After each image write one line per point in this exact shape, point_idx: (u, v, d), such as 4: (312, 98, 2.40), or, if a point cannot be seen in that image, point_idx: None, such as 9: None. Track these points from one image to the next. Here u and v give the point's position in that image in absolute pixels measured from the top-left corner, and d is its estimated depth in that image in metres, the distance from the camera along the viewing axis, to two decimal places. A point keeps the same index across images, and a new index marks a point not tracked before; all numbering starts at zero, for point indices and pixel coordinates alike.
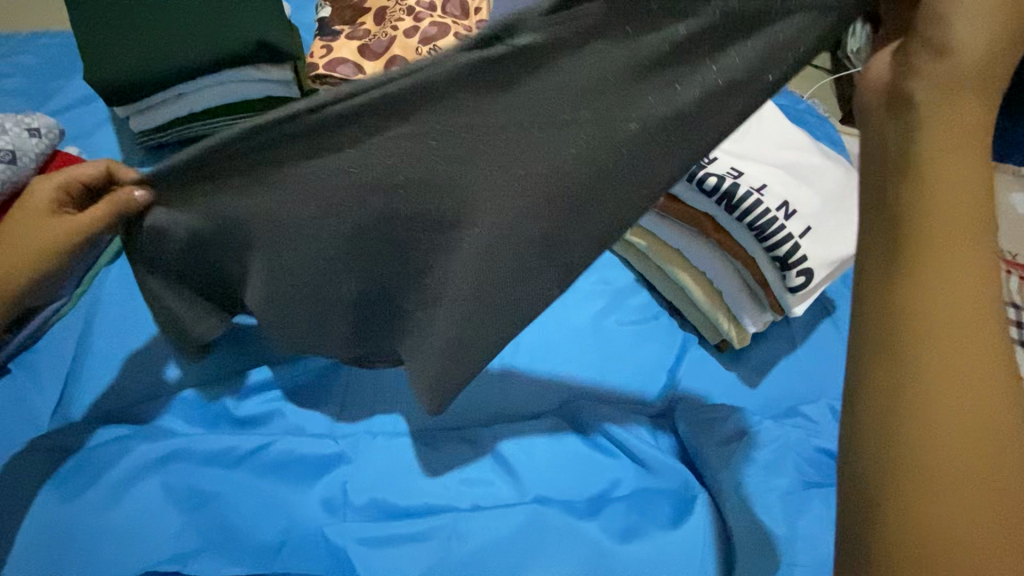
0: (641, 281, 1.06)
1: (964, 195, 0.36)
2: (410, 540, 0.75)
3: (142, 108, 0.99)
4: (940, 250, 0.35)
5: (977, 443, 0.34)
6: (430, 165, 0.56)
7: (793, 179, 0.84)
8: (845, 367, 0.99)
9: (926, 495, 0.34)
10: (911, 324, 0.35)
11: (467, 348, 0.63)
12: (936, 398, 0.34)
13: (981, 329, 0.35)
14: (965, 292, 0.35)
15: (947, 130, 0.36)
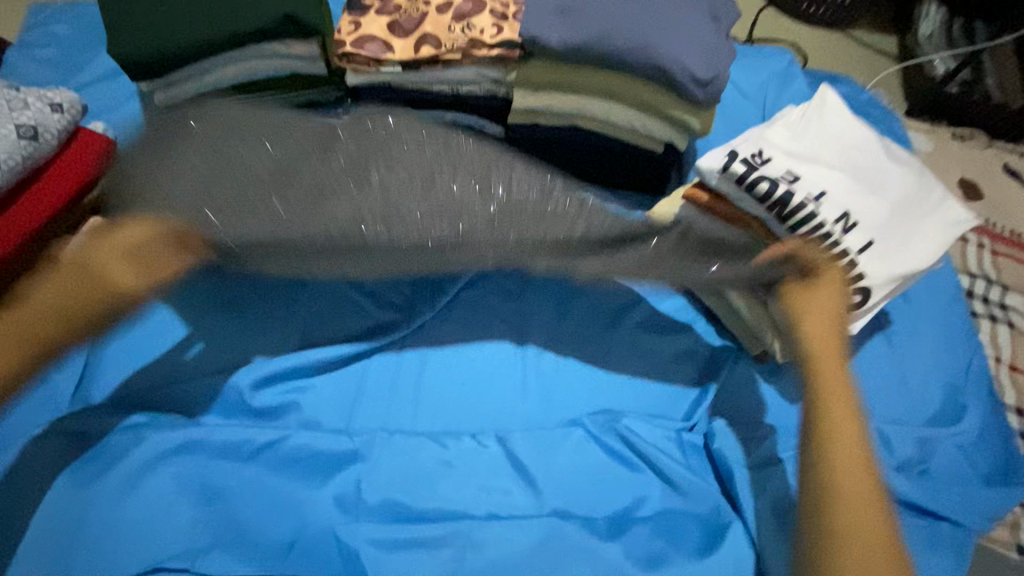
0: (677, 282, 0.99)
1: (834, 350, 0.66)
2: (424, 545, 0.73)
3: (169, 82, 0.96)
4: (821, 353, 0.66)
5: (859, 474, 0.58)
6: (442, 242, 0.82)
7: (858, 185, 0.76)
8: (896, 389, 0.92)
9: (835, 514, 0.57)
10: (818, 397, 0.63)
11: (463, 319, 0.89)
12: (834, 443, 0.60)
13: (850, 410, 0.62)
14: (841, 397, 0.62)
15: (821, 294, 0.69)
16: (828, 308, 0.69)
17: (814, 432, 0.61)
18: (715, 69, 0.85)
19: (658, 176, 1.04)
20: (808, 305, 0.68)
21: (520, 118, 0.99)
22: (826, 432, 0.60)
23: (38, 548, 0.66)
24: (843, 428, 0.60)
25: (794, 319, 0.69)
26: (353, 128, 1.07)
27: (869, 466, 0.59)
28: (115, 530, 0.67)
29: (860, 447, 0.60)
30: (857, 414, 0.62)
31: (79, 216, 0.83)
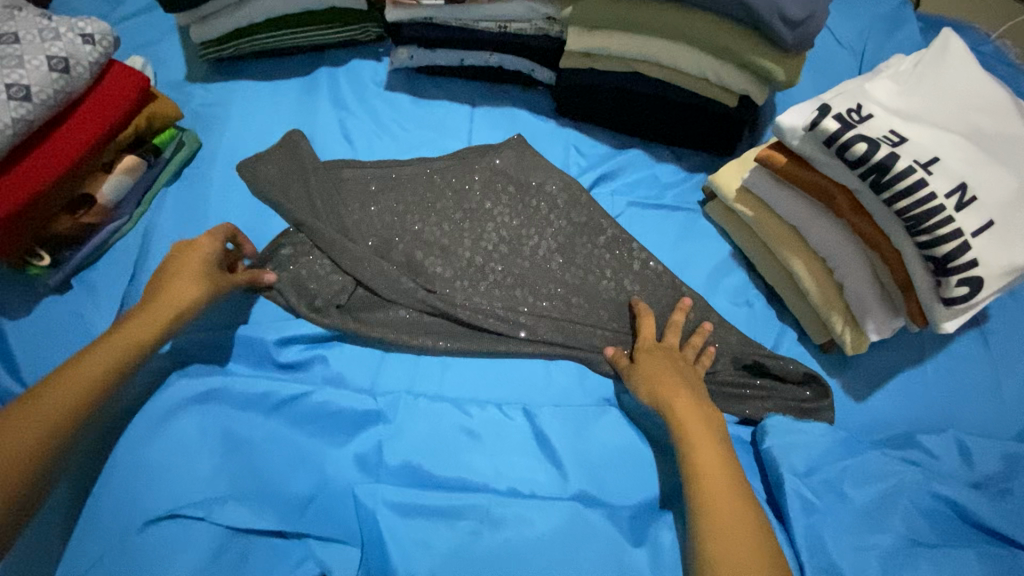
0: (738, 257, 0.91)
1: (690, 410, 0.71)
2: (443, 515, 0.70)
3: (203, 16, 0.90)
4: (667, 389, 0.73)
5: (733, 502, 0.63)
6: (490, 293, 0.86)
7: (979, 152, 0.62)
8: (982, 392, 0.81)
9: (723, 537, 0.60)
10: (710, 442, 0.68)
11: (507, 309, 0.84)
12: (723, 478, 0.65)
13: (714, 471, 0.65)
14: (695, 428, 0.69)
15: (657, 354, 0.78)
16: (679, 387, 0.74)
17: (695, 486, 0.65)
18: (812, 7, 0.71)
19: (728, 134, 0.92)
20: (656, 375, 0.75)
21: (577, 63, 0.88)
22: (708, 493, 0.64)
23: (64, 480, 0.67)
24: (712, 480, 0.65)
25: (662, 400, 0.73)
26: (394, 70, 1.00)
27: (756, 533, 0.61)
28: (142, 470, 0.68)
29: (735, 497, 0.64)
30: (738, 480, 0.65)
31: (113, 152, 0.81)
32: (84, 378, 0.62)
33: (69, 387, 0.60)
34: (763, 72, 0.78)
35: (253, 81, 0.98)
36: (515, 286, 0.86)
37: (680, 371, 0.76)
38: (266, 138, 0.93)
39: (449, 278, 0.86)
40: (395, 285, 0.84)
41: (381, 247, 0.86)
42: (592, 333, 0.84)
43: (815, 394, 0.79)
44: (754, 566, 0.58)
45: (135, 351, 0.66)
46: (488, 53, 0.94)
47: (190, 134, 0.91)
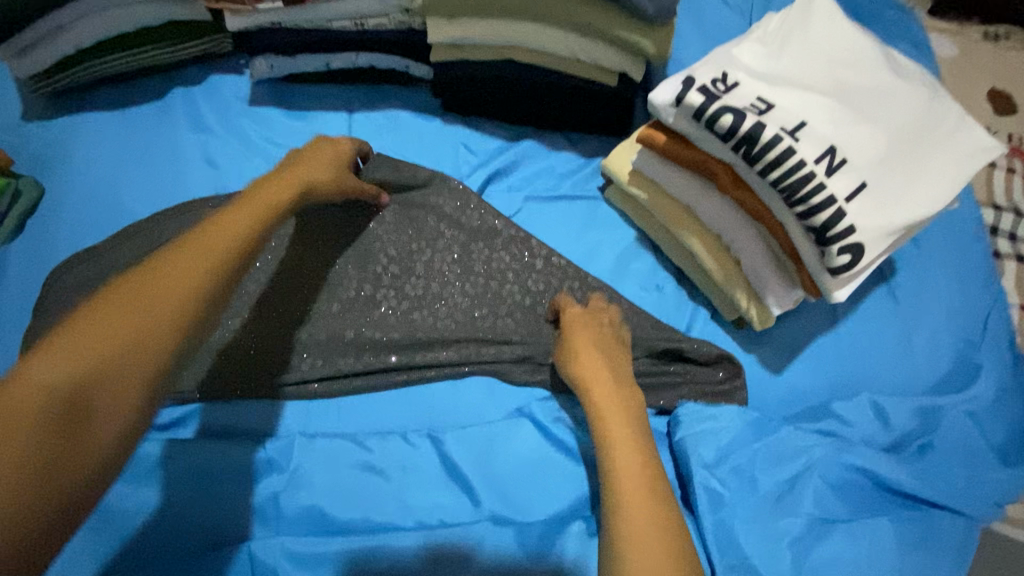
0: (644, 241, 0.87)
1: (603, 379, 0.67)
2: (345, 561, 0.65)
3: (20, 48, 0.80)
4: (588, 366, 0.69)
5: (643, 478, 0.56)
6: (393, 321, 0.80)
7: (847, 111, 0.59)
8: (895, 347, 0.80)
9: (630, 511, 0.53)
10: (627, 419, 0.63)
11: (409, 330, 0.79)
12: (638, 454, 0.59)
13: (623, 435, 0.60)
14: (610, 412, 0.64)
15: (583, 327, 0.73)
16: (598, 362, 0.69)
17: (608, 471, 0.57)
18: None
19: (619, 113, 0.88)
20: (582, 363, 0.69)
21: (445, 55, 0.82)
22: (619, 477, 0.56)
23: None
24: (621, 450, 0.59)
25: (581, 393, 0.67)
26: (258, 82, 0.92)
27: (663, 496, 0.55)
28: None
29: (648, 476, 0.56)
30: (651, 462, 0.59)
31: None
32: (168, 283, 0.48)
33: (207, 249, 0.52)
34: (634, 47, 0.73)
35: (98, 113, 0.88)
36: (414, 305, 0.81)
37: (604, 339, 0.72)
38: (120, 175, 0.84)
39: (348, 315, 0.80)
40: (286, 340, 0.78)
41: (267, 303, 0.80)
42: (502, 341, 0.79)
43: (729, 374, 0.76)
44: (661, 546, 0.49)
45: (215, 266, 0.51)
46: (354, 52, 0.86)
47: (28, 181, 0.81)
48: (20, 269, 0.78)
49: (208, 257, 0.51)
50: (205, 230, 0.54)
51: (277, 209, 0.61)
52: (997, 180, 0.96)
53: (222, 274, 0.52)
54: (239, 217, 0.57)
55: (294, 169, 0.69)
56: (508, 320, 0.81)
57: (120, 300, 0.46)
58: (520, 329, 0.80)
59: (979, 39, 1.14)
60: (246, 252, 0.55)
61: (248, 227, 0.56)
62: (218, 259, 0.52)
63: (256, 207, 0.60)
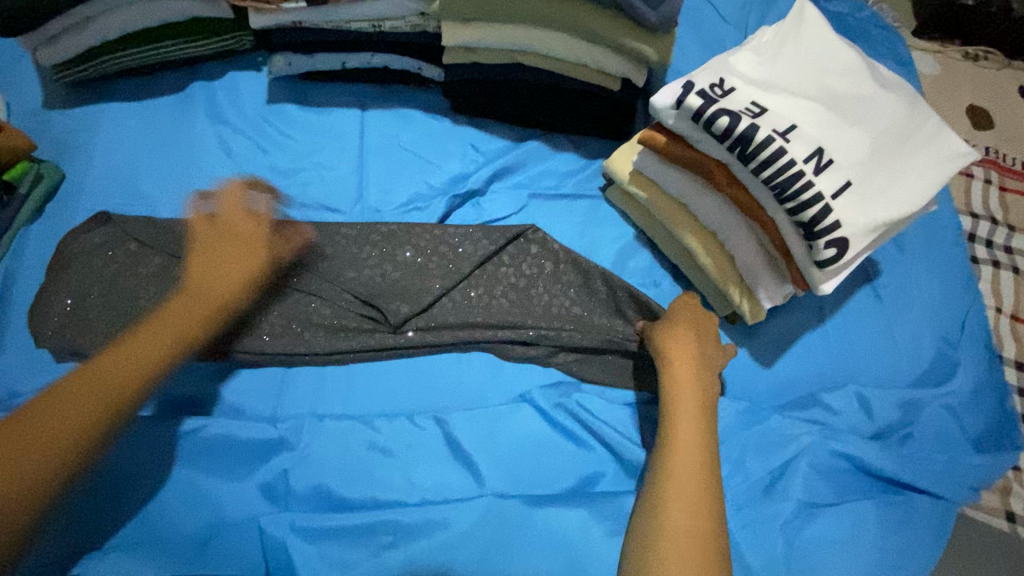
0: (642, 238, 0.91)
1: (690, 392, 0.67)
2: (355, 533, 0.68)
3: (49, 37, 0.83)
4: (682, 356, 0.70)
5: (697, 482, 0.59)
6: (394, 293, 0.83)
7: (835, 116, 0.63)
8: (878, 344, 0.85)
9: (672, 512, 0.57)
10: (705, 418, 0.65)
11: (408, 300, 0.82)
12: (703, 458, 0.62)
13: (694, 453, 0.62)
14: (689, 407, 0.66)
15: (685, 314, 0.75)
16: (689, 372, 0.69)
17: (666, 468, 0.61)
18: None
19: (620, 116, 0.93)
20: (672, 353, 0.70)
21: (459, 57, 0.86)
22: (672, 475, 0.60)
23: None
24: (686, 449, 0.62)
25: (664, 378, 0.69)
26: (275, 79, 0.95)
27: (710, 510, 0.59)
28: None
29: (705, 482, 0.60)
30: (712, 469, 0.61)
31: None
32: (147, 356, 0.60)
33: (179, 320, 0.63)
34: (638, 55, 0.77)
35: (119, 103, 0.91)
36: (416, 279, 0.84)
37: (700, 356, 0.71)
38: (139, 163, 0.87)
39: (355, 287, 0.83)
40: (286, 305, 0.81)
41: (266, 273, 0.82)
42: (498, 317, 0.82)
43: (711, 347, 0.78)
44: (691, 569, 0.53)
45: (197, 332, 0.64)
46: (370, 53, 0.90)
47: (49, 166, 0.84)
48: (41, 250, 0.80)
49: (151, 352, 0.60)
50: (150, 328, 0.62)
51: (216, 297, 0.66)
52: (973, 191, 1.02)
53: (193, 340, 0.64)
54: (182, 310, 0.64)
55: (237, 262, 0.69)
56: (506, 297, 0.84)
57: (67, 395, 0.54)
58: (516, 307, 0.83)
59: (960, 58, 1.20)
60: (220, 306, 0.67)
61: (199, 329, 0.64)
62: (170, 351, 0.61)
63: (206, 302, 0.66)
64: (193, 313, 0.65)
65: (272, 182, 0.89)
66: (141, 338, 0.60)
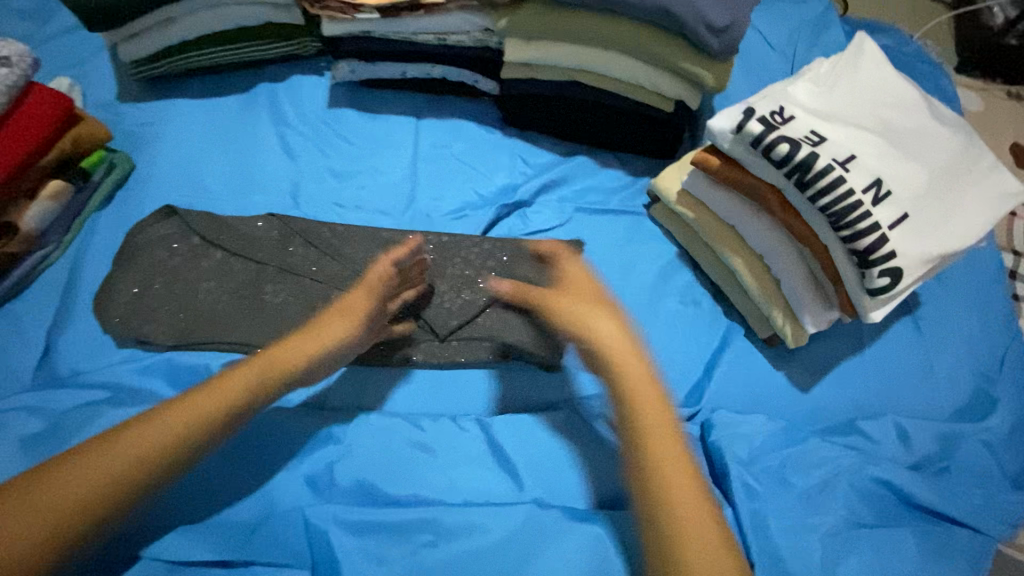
0: (684, 257, 0.93)
1: (643, 384, 0.59)
2: (395, 530, 0.68)
3: (132, 34, 0.88)
4: (616, 356, 0.61)
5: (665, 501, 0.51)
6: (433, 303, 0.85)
7: (892, 148, 0.65)
8: (917, 376, 0.85)
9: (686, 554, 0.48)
10: (655, 429, 0.55)
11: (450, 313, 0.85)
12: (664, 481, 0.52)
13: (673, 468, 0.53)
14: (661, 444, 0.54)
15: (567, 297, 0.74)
16: (624, 340, 0.65)
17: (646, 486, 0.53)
18: (732, 14, 0.72)
19: (669, 138, 0.95)
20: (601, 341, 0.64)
21: (516, 72, 0.89)
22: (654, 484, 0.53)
23: None
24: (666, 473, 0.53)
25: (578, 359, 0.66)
26: (336, 84, 0.99)
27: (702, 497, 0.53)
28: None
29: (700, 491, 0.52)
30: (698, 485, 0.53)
31: (38, 177, 0.78)
32: (99, 474, 0.48)
33: (188, 410, 0.52)
34: (696, 78, 0.79)
35: (188, 99, 0.95)
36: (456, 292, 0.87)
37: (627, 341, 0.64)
38: (203, 157, 0.91)
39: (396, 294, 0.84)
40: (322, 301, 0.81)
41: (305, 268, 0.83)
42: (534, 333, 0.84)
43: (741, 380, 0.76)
44: None
45: (207, 425, 0.53)
46: (430, 65, 0.94)
47: (122, 156, 0.87)
48: (108, 234, 0.83)
49: (123, 454, 0.49)
50: (151, 415, 0.52)
51: (221, 416, 0.54)
52: (1013, 229, 1.02)
53: (190, 442, 0.52)
54: (191, 406, 0.53)
55: (325, 328, 0.65)
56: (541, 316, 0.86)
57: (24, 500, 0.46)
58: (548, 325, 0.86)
59: (1002, 97, 1.22)
60: (231, 418, 0.55)
61: (217, 409, 0.54)
62: (148, 453, 0.50)
63: (217, 399, 0.54)
64: (185, 409, 0.52)
65: (329, 183, 0.92)
66: (103, 455, 0.49)
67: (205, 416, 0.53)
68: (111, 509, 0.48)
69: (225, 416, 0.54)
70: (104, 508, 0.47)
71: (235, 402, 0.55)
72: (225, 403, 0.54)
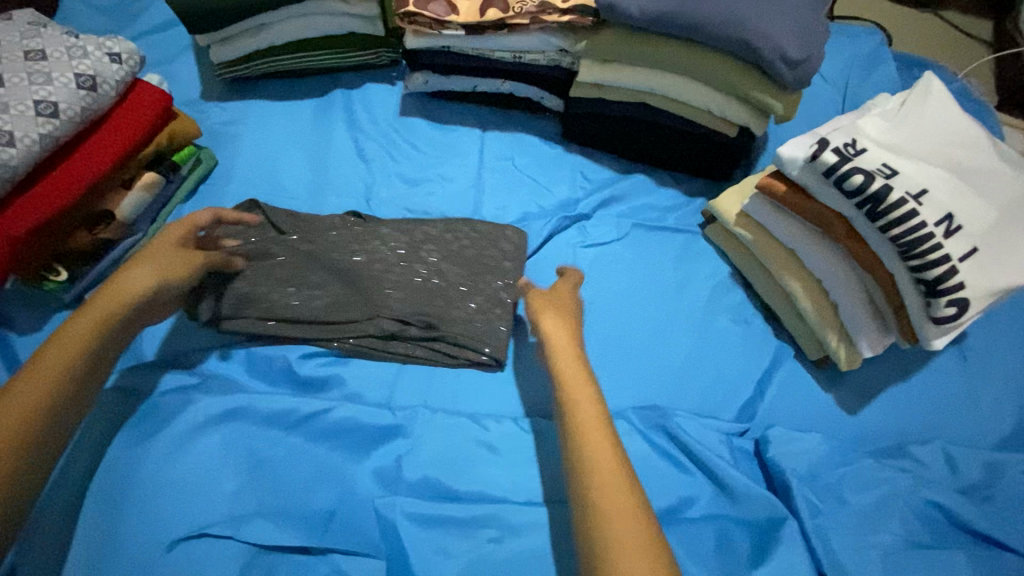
0: (737, 277, 0.96)
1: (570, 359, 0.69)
2: (464, 525, 0.71)
3: (224, 38, 0.93)
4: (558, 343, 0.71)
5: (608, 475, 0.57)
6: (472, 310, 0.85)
7: (961, 184, 0.68)
8: (965, 404, 0.87)
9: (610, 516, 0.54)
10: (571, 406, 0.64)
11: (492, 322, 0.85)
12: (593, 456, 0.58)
13: (598, 437, 0.60)
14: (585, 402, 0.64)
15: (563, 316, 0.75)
16: (569, 349, 0.71)
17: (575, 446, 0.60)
18: (809, 50, 0.75)
19: (727, 162, 0.98)
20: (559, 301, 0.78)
21: (586, 92, 0.92)
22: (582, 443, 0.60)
23: (86, 510, 0.67)
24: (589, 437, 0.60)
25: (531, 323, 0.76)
26: (407, 94, 1.03)
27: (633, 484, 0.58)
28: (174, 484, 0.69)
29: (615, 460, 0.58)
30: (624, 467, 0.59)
31: (134, 169, 0.82)
32: (5, 421, 0.55)
33: (65, 348, 0.60)
34: (764, 107, 0.83)
35: (267, 101, 1.00)
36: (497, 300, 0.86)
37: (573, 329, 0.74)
38: (281, 157, 0.95)
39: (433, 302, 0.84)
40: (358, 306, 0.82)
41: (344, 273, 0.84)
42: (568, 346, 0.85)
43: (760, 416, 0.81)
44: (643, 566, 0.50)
45: (77, 356, 0.61)
46: (501, 80, 0.98)
47: (207, 153, 0.92)
48: None
49: (7, 407, 0.56)
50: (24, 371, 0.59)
51: (74, 361, 0.61)
52: None
53: (63, 382, 0.59)
54: (41, 363, 0.59)
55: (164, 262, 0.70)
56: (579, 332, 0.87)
57: None
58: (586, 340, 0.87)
59: None
60: (100, 343, 0.63)
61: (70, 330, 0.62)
62: (37, 395, 0.57)
63: (61, 349, 0.60)
64: (52, 354, 0.60)
65: (399, 188, 0.96)
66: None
67: (65, 351, 0.60)
68: (42, 440, 0.57)
69: (72, 361, 0.60)
70: (34, 435, 0.56)
71: (109, 314, 0.64)
72: (88, 328, 0.62)
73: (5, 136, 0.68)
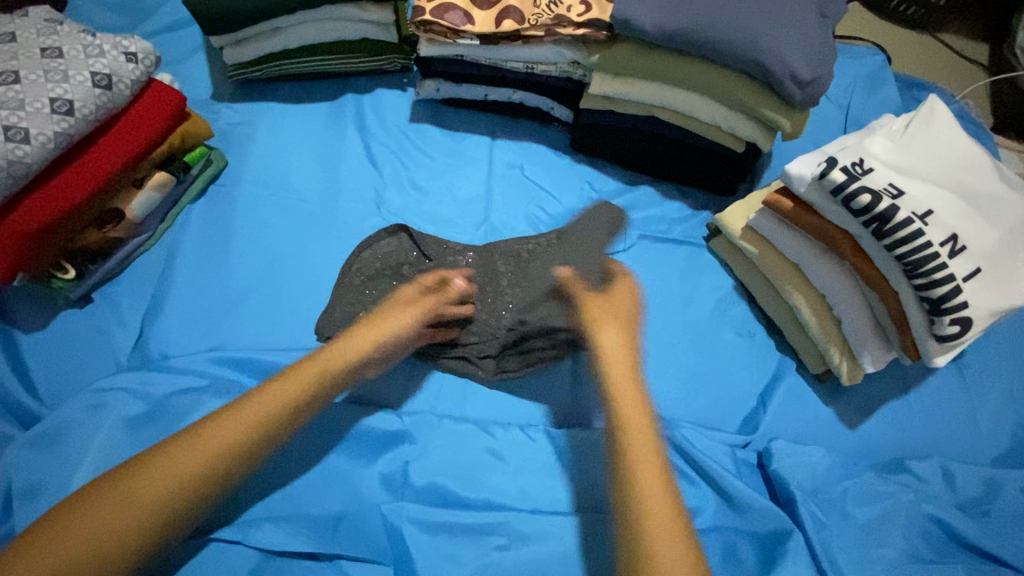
0: (741, 290, 0.97)
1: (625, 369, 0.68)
2: (472, 533, 0.71)
3: (238, 40, 0.93)
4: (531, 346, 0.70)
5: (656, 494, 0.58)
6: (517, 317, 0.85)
7: (965, 205, 0.70)
8: (963, 420, 0.89)
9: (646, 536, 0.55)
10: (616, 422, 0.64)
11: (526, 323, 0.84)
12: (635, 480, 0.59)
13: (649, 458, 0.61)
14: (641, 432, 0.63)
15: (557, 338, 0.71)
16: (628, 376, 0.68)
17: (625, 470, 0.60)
18: (818, 70, 0.77)
19: (732, 177, 0.99)
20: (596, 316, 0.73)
21: (597, 104, 0.93)
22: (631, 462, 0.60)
23: None
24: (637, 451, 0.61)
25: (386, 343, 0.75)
26: (418, 100, 1.04)
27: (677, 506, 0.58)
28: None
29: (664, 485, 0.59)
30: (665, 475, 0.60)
31: (146, 168, 0.82)
32: (162, 475, 0.56)
33: (237, 421, 0.60)
34: (772, 124, 0.84)
35: (278, 103, 1.00)
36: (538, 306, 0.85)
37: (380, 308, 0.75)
38: (292, 160, 0.95)
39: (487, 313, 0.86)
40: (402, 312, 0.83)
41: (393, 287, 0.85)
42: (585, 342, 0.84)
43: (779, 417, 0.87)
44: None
45: (262, 428, 0.61)
46: (511, 89, 0.99)
47: (217, 153, 0.92)
48: (201, 227, 0.88)
49: (214, 447, 0.58)
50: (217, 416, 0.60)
51: (269, 425, 0.61)
52: None
53: (239, 449, 0.59)
54: (259, 404, 0.61)
55: (382, 320, 0.73)
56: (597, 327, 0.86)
57: (87, 514, 0.53)
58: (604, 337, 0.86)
59: None
60: (292, 414, 0.63)
61: (290, 396, 0.63)
62: (209, 458, 0.58)
63: (279, 394, 0.63)
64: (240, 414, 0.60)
65: (409, 194, 0.96)
66: (155, 468, 0.56)
67: (259, 420, 0.61)
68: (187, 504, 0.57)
69: (297, 404, 0.63)
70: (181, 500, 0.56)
71: (301, 393, 0.64)
72: (272, 389, 0.63)
73: (21, 133, 0.68)
